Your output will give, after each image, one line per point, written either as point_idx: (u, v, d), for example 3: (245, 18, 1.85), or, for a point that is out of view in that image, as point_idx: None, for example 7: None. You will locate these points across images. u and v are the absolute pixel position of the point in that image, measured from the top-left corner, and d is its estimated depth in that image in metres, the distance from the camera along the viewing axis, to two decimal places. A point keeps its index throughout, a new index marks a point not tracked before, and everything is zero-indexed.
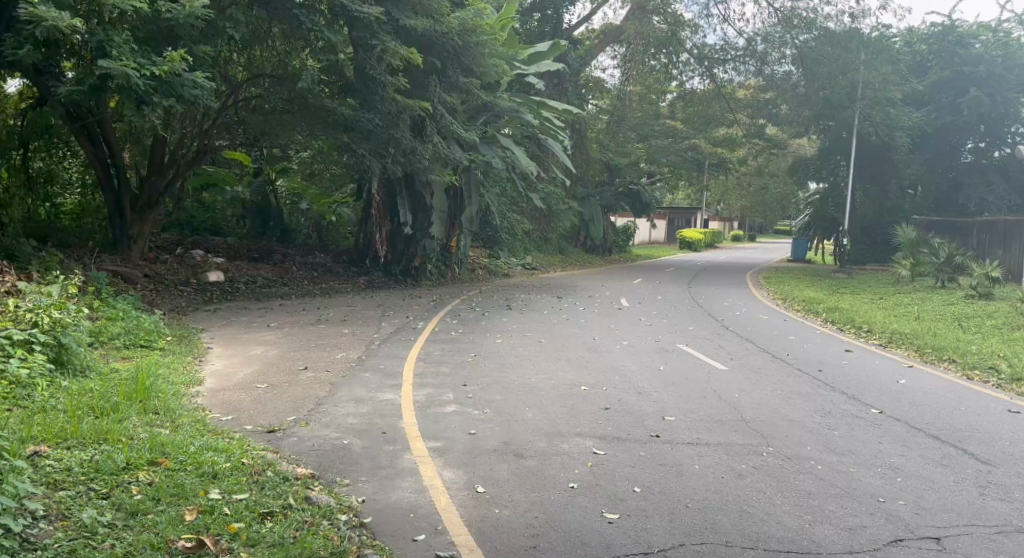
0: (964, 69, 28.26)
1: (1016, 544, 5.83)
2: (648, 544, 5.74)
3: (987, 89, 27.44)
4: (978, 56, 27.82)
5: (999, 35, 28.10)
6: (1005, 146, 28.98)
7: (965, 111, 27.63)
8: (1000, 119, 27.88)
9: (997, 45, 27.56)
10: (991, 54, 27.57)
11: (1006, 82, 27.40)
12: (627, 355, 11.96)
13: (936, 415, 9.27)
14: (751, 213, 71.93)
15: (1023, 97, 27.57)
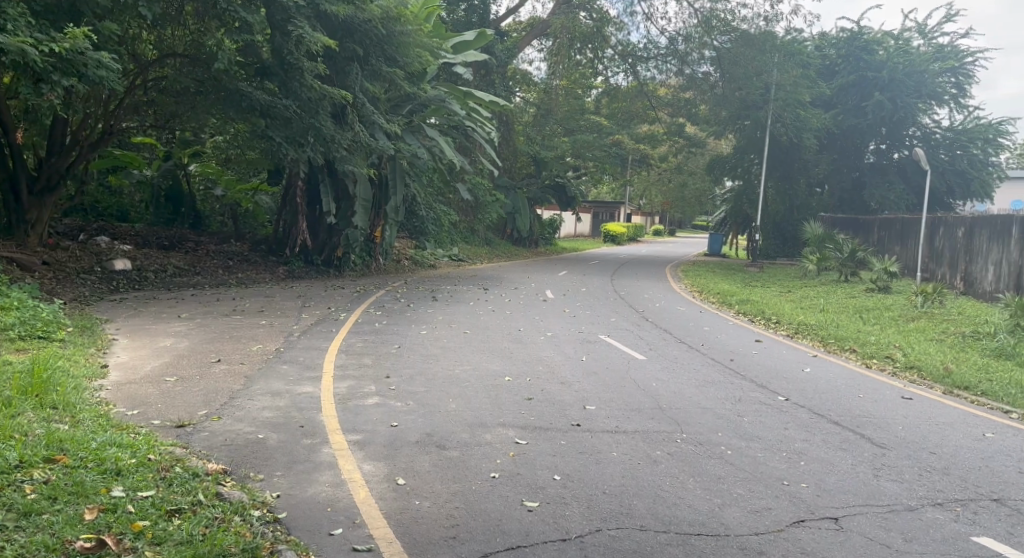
0: (867, 74, 29.51)
1: (907, 522, 6.12)
2: (566, 530, 5.80)
3: (889, 93, 28.78)
4: (882, 62, 29.17)
5: (900, 42, 29.46)
6: (903, 147, 30.58)
7: (869, 115, 28.90)
8: (899, 122, 29.22)
9: (899, 52, 28.97)
10: (893, 61, 28.99)
11: (907, 87, 28.74)
12: (550, 345, 12.06)
13: (838, 402, 9.65)
14: (671, 209, 73.53)
15: (920, 102, 28.95)
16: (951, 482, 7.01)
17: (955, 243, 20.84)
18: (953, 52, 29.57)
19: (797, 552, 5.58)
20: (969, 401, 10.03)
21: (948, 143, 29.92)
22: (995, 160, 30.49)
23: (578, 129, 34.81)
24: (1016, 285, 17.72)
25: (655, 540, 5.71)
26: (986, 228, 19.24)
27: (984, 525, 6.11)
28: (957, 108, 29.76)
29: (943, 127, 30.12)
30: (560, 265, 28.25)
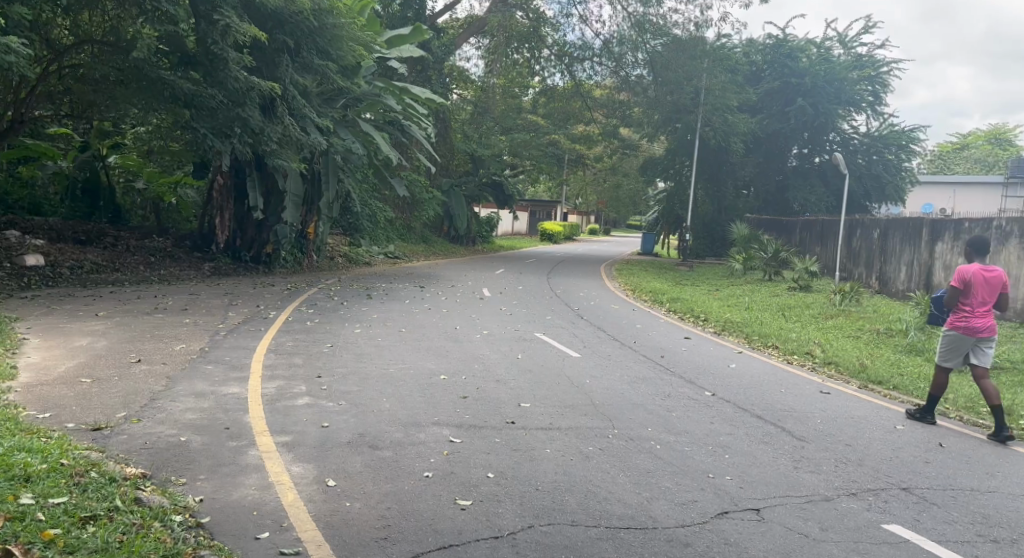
0: (790, 80, 30.44)
1: (824, 512, 6.33)
2: (498, 527, 5.83)
3: (811, 98, 29.77)
4: (804, 69, 30.15)
5: (822, 50, 30.43)
6: (823, 152, 31.59)
7: (792, 120, 29.87)
8: (820, 127, 30.23)
9: (820, 59, 30.04)
10: (815, 67, 30.01)
11: (827, 94, 29.72)
12: (486, 343, 12.08)
13: (761, 396, 9.93)
14: (607, 209, 74.27)
15: (840, 108, 29.98)
16: (866, 473, 7.28)
17: (870, 244, 21.62)
18: (869, 61, 30.73)
19: (721, 543, 5.72)
20: (882, 394, 10.44)
21: (865, 149, 31.06)
22: (908, 165, 31.82)
23: (514, 128, 34.82)
24: (925, 285, 18.54)
25: (586, 535, 5.78)
26: (898, 231, 20.07)
27: (895, 514, 6.35)
28: (874, 115, 30.95)
29: (861, 133, 31.28)
30: (497, 264, 28.25)
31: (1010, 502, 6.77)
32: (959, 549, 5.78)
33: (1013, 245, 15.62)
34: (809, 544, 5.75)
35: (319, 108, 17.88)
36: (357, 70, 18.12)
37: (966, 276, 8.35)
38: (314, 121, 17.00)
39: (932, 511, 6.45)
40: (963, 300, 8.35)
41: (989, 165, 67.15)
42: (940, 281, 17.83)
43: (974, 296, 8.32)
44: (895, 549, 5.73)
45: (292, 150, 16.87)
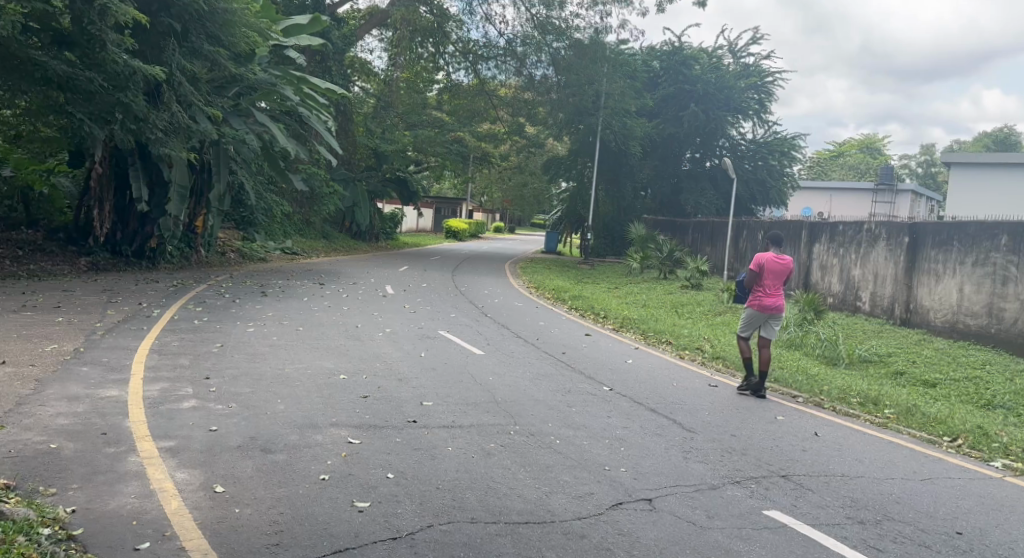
0: (684, 87, 31.43)
1: (712, 501, 6.50)
2: (397, 528, 5.72)
3: (703, 105, 30.92)
4: (697, 77, 31.26)
5: (712, 59, 31.64)
6: (715, 156, 32.68)
7: (685, 125, 30.90)
8: (711, 132, 31.48)
9: (711, 67, 31.29)
10: (707, 75, 31.23)
11: (718, 100, 30.96)
12: (388, 342, 11.87)
13: (655, 390, 10.14)
14: (512, 208, 74.61)
15: (729, 115, 31.25)
16: (749, 461, 7.51)
17: (755, 245, 22.50)
18: (756, 70, 32.09)
19: (615, 534, 5.80)
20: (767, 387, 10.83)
21: (751, 154, 32.39)
22: (790, 171, 33.25)
23: (417, 123, 33.44)
24: (804, 284, 19.47)
25: (486, 532, 5.75)
26: (780, 233, 20.96)
27: (775, 500, 6.58)
28: (760, 122, 32.22)
29: (747, 139, 32.55)
30: (400, 260, 27.87)
31: (877, 485, 7.12)
32: (834, 532, 6.03)
33: (881, 247, 16.56)
34: (696, 533, 5.89)
35: (209, 96, 17.26)
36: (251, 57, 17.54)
37: (761, 262, 9.88)
38: (204, 109, 16.38)
39: (808, 497, 6.72)
40: (758, 282, 9.89)
41: (862, 172, 71.28)
42: (819, 281, 18.77)
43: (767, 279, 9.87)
44: (775, 534, 5.94)
45: (179, 140, 16.12)
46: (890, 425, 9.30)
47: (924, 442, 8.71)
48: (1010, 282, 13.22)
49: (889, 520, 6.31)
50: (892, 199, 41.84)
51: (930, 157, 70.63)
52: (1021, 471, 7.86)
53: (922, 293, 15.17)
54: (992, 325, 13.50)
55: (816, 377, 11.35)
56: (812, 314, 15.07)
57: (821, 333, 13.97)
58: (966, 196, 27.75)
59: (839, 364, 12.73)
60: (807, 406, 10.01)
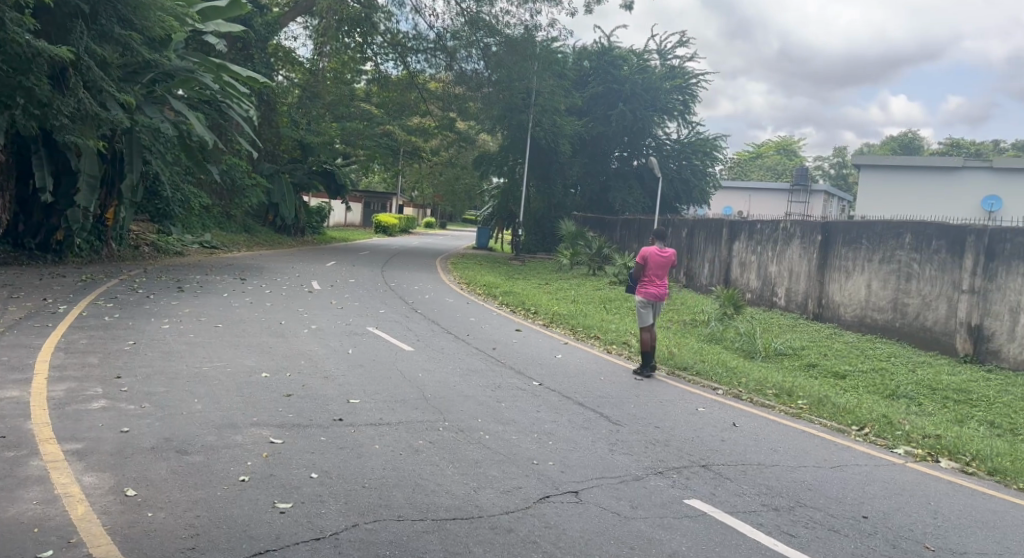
0: (613, 87, 31.79)
1: (637, 492, 6.53)
2: (320, 529, 5.56)
3: (631, 105, 31.42)
4: (625, 77, 31.71)
5: (640, 60, 32.12)
6: (642, 155, 33.20)
7: (614, 123, 31.28)
8: (639, 132, 32.02)
9: (639, 68, 31.79)
10: (635, 77, 31.72)
11: (644, 100, 31.55)
12: (314, 338, 11.59)
13: (583, 384, 10.19)
14: (443, 203, 74.24)
15: (655, 116, 31.90)
16: (672, 452, 7.59)
17: (679, 242, 22.89)
18: (681, 73, 32.79)
19: (542, 527, 5.78)
20: (688, 380, 10.98)
21: (676, 154, 32.94)
22: (713, 170, 33.95)
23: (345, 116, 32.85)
24: (725, 280, 19.87)
25: (413, 529, 5.64)
26: (702, 230, 21.37)
27: (696, 489, 6.67)
28: (684, 123, 32.84)
29: (672, 139, 33.09)
30: (327, 256, 27.33)
31: (791, 473, 7.28)
32: (752, 520, 6.12)
33: (795, 244, 17.01)
34: (620, 523, 5.92)
35: (121, 83, 16.57)
36: (167, 42, 17.13)
37: (644, 255, 10.70)
38: (115, 96, 15.70)
39: (726, 485, 6.83)
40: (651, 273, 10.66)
41: (779, 173, 73.37)
42: (738, 277, 19.18)
43: (651, 269, 10.79)
44: (695, 522, 6.02)
45: (88, 127, 15.46)
46: (803, 415, 9.53)
47: (834, 431, 8.95)
48: (914, 278, 13.73)
49: (802, 507, 6.46)
50: (806, 199, 43.19)
51: (843, 159, 73.26)
52: (922, 458, 8.14)
53: (833, 289, 15.63)
54: (896, 320, 13.99)
55: (736, 370, 11.58)
56: (732, 309, 15.38)
57: (741, 328, 14.28)
58: (878, 197, 28.74)
59: (756, 357, 13.01)
60: (726, 398, 10.18)
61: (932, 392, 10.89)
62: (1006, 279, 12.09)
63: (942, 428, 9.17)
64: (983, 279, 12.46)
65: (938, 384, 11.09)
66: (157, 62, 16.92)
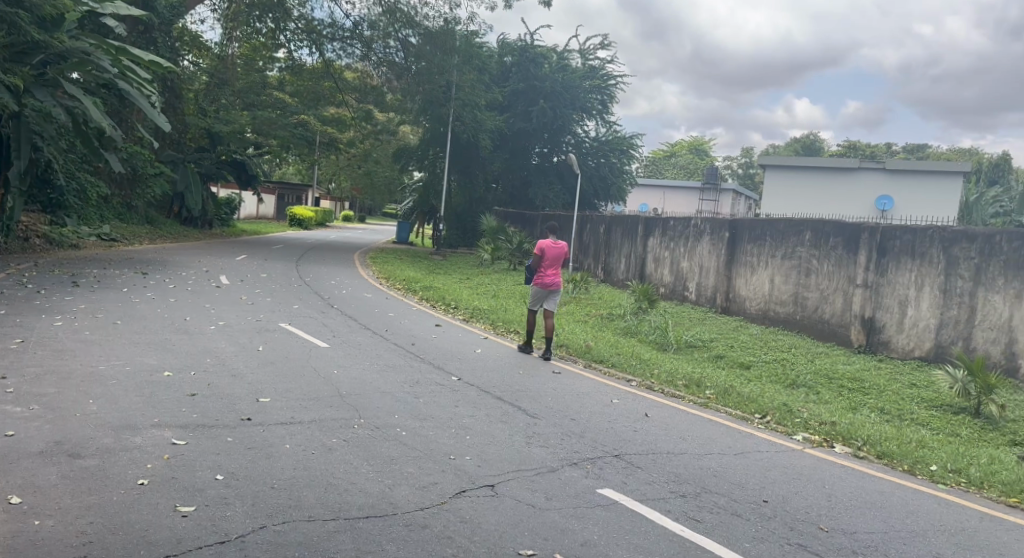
0: (533, 84, 31.88)
1: (551, 483, 6.54)
2: (225, 532, 5.37)
3: (551, 103, 31.62)
4: (546, 75, 31.89)
5: (561, 59, 32.34)
6: (562, 151, 33.43)
7: (535, 120, 31.45)
8: (559, 129, 32.26)
9: (559, 67, 32.03)
10: (555, 75, 31.93)
11: (564, 99, 31.84)
12: (222, 335, 11.23)
13: (501, 378, 10.17)
14: (360, 196, 73.27)
15: (573, 114, 32.24)
16: (586, 443, 7.64)
17: (598, 238, 23.15)
18: (599, 72, 33.24)
19: (457, 522, 5.71)
20: (603, 372, 11.10)
21: (595, 152, 33.32)
22: (630, 168, 34.49)
23: (257, 104, 31.66)
24: (640, 276, 20.19)
25: (324, 529, 5.50)
26: (620, 226, 21.66)
27: (608, 479, 6.72)
28: (602, 121, 33.30)
29: (591, 136, 33.46)
30: (239, 249, 26.59)
31: (698, 461, 7.41)
32: (660, 508, 6.20)
33: (705, 241, 17.37)
34: (535, 515, 5.91)
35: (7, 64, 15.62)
36: (59, 22, 16.29)
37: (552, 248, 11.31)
38: None
39: (637, 474, 6.90)
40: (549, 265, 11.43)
41: (691, 171, 75.25)
42: (652, 272, 19.49)
43: (545, 261, 11.40)
44: (607, 511, 6.06)
45: None
46: (710, 405, 9.73)
47: (739, 420, 9.15)
48: (812, 273, 14.19)
49: (708, 493, 6.58)
50: (715, 198, 44.43)
51: (750, 159, 75.63)
52: (818, 443, 8.42)
53: (739, 284, 16.05)
54: (798, 313, 14.45)
55: (649, 362, 11.76)
56: (647, 303, 15.64)
57: (655, 322, 14.50)
58: (781, 196, 29.66)
59: (669, 350, 13.24)
60: (640, 389, 10.32)
61: (831, 381, 11.28)
62: (897, 275, 12.64)
63: (837, 415, 9.50)
64: (876, 274, 12.98)
65: (836, 374, 11.50)
66: (48, 44, 16.07)
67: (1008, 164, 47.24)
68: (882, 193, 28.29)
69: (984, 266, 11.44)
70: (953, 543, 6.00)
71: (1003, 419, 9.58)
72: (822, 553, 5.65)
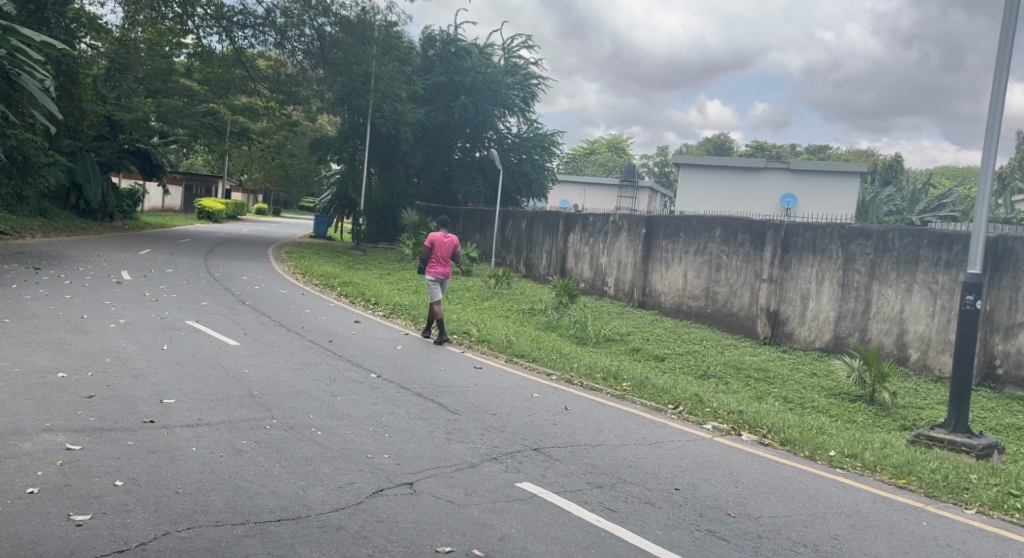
0: (455, 79, 31.65)
1: (471, 479, 6.42)
2: (125, 540, 5.06)
3: (473, 98, 31.54)
4: (468, 69, 31.68)
5: (483, 54, 32.20)
6: (484, 147, 33.33)
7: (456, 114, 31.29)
8: (480, 123, 32.17)
9: (482, 63, 31.88)
10: (478, 70, 31.75)
11: (486, 95, 31.78)
12: (123, 335, 10.67)
13: (421, 374, 9.99)
14: (274, 189, 71.53)
15: (495, 110, 32.24)
16: (506, 437, 7.55)
17: (519, 233, 23.15)
18: (521, 69, 33.36)
19: (373, 522, 5.53)
20: (524, 366, 11.06)
21: (517, 147, 33.37)
22: (551, 164, 34.67)
23: (162, 91, 30.25)
24: (560, 271, 20.26)
25: (232, 534, 5.24)
26: (541, 221, 21.70)
27: (527, 472, 6.64)
28: (524, 117, 33.37)
29: (513, 133, 33.48)
30: (144, 243, 25.46)
31: (615, 452, 7.42)
32: (577, 499, 6.15)
33: (623, 237, 17.54)
34: (453, 511, 5.78)
35: None
36: None
37: (443, 239, 12.22)
38: None
39: (556, 467, 6.85)
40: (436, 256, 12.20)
41: (609, 169, 76.42)
42: (572, 268, 19.59)
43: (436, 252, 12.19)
44: (525, 504, 5.98)
45: None
46: (626, 396, 9.78)
47: (653, 411, 9.23)
48: (722, 268, 14.46)
49: (623, 483, 6.57)
50: (633, 195, 45.11)
51: (664, 158, 77.34)
52: (726, 432, 8.55)
53: (655, 278, 16.25)
54: (709, 307, 14.71)
55: (568, 355, 11.75)
56: (567, 297, 15.66)
57: (574, 316, 14.53)
58: (693, 195, 30.31)
59: (588, 343, 13.29)
60: (559, 382, 10.31)
61: (739, 371, 11.51)
62: (800, 269, 12.98)
63: (745, 404, 9.68)
64: (781, 269, 13.30)
65: (745, 365, 11.75)
66: None
67: (904, 165, 49.53)
68: (787, 192, 29.19)
69: (878, 262, 11.84)
70: (853, 525, 6.14)
71: (897, 406, 9.93)
72: (730, 538, 5.69)
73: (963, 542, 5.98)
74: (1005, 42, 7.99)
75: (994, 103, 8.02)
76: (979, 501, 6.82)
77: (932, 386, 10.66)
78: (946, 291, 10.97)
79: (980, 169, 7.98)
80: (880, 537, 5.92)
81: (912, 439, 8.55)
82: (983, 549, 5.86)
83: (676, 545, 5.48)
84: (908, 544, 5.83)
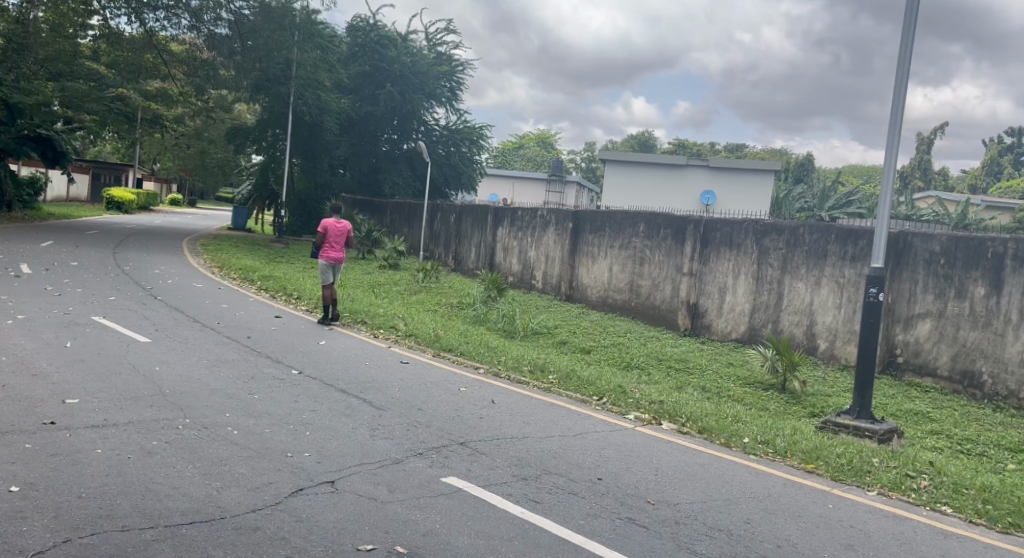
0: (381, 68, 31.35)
1: (395, 476, 6.32)
2: (20, 549, 4.80)
3: (400, 87, 31.31)
4: (394, 59, 31.35)
5: (408, 43, 31.93)
6: (412, 139, 33.04)
7: (382, 104, 30.94)
8: (407, 114, 31.91)
9: (408, 52, 31.62)
10: (404, 60, 31.46)
11: (412, 84, 31.57)
12: (21, 331, 10.13)
13: (345, 370, 9.81)
14: (190, 178, 69.36)
15: (422, 101, 32.00)
16: (431, 432, 7.47)
17: (447, 227, 23.05)
18: (447, 60, 33.19)
19: (291, 522, 5.38)
20: (450, 361, 10.99)
21: (444, 140, 33.31)
22: (479, 158, 34.64)
23: (65, 74, 28.64)
24: (489, 264, 20.23)
25: (139, 539, 5.03)
26: (469, 215, 21.63)
27: (452, 467, 6.58)
28: (451, 109, 33.25)
29: (440, 125, 33.35)
30: (48, 235, 24.25)
31: (540, 444, 7.41)
32: (503, 492, 6.12)
33: (550, 231, 17.59)
34: (375, 508, 5.67)
35: None
36: None
37: (334, 226, 12.30)
38: None
39: (481, 460, 6.81)
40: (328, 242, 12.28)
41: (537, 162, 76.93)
42: (501, 261, 19.58)
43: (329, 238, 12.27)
44: (450, 499, 5.91)
45: None
46: (552, 389, 9.80)
47: (578, 403, 9.27)
48: (646, 262, 14.64)
49: (548, 475, 6.57)
50: (559, 189, 45.44)
51: (591, 153, 78.40)
52: (648, 421, 8.65)
53: (581, 272, 16.35)
54: (633, 300, 14.88)
55: (495, 349, 11.71)
56: (495, 291, 15.58)
57: (501, 310, 14.48)
58: (619, 189, 30.70)
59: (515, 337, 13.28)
60: (486, 376, 10.27)
61: (660, 362, 11.67)
62: (718, 263, 13.25)
63: (665, 394, 9.81)
64: (700, 263, 13.54)
65: (666, 356, 11.91)
66: None
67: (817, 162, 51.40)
68: (708, 187, 29.87)
69: (790, 256, 12.16)
70: (764, 509, 6.27)
71: (808, 394, 10.22)
72: (649, 525, 5.74)
73: (865, 523, 6.16)
74: (906, 43, 8.28)
75: (896, 100, 8.29)
76: (881, 482, 7.06)
77: (841, 375, 11.02)
78: (852, 284, 11.33)
79: (883, 166, 8.23)
80: (790, 520, 6.06)
81: (821, 426, 8.81)
82: (884, 529, 6.05)
83: (597, 534, 5.50)
84: (817, 526, 6.00)
